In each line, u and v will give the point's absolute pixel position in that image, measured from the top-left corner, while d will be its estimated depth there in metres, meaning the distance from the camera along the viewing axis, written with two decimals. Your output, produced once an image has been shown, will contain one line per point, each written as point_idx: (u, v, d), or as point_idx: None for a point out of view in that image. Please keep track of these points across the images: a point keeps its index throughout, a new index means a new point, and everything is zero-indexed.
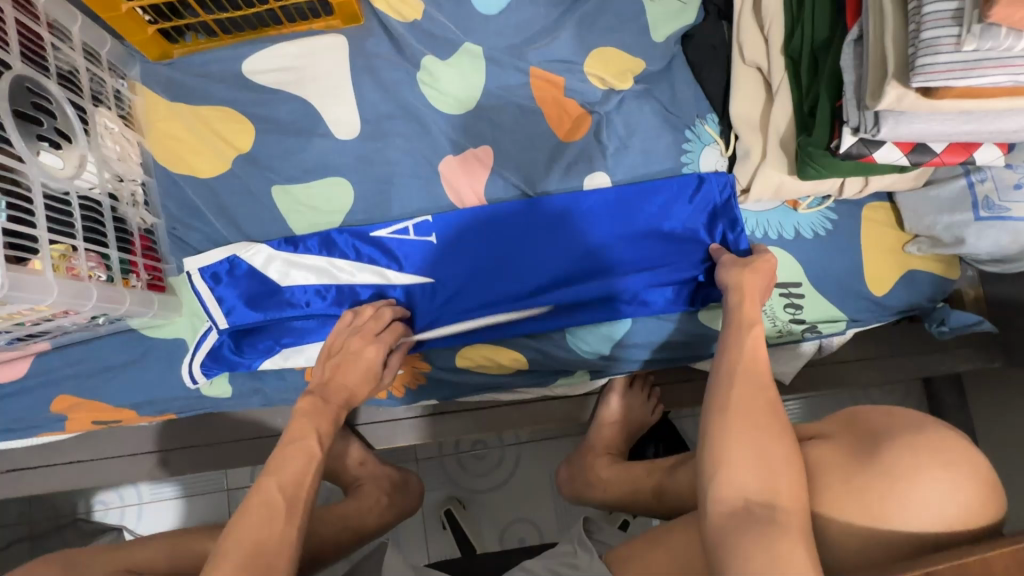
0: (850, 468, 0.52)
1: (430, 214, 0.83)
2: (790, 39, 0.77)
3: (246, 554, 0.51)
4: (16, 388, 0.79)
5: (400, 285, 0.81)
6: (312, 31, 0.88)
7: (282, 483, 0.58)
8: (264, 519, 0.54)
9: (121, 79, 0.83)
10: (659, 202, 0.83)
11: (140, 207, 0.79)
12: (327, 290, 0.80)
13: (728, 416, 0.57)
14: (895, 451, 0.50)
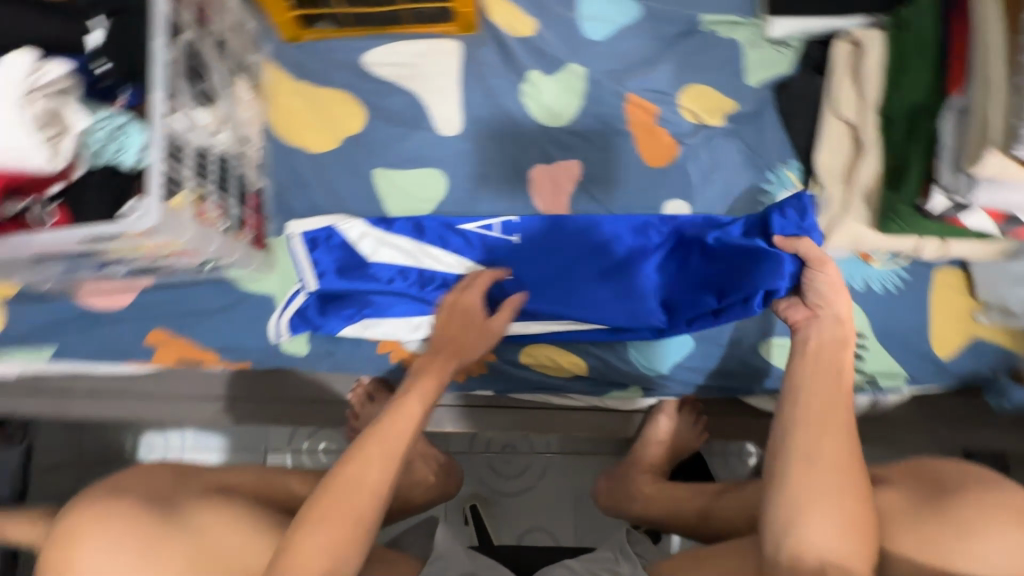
0: (918, 515, 0.59)
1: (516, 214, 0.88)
2: (887, 99, 0.81)
3: (355, 491, 0.58)
4: (119, 316, 0.86)
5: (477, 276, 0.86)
6: (431, 35, 0.94)
7: (387, 438, 0.62)
8: (370, 463, 0.60)
9: (258, 54, 0.91)
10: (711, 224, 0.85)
11: (256, 169, 0.86)
12: (409, 271, 0.86)
13: (819, 465, 0.61)
14: (963, 506, 0.57)
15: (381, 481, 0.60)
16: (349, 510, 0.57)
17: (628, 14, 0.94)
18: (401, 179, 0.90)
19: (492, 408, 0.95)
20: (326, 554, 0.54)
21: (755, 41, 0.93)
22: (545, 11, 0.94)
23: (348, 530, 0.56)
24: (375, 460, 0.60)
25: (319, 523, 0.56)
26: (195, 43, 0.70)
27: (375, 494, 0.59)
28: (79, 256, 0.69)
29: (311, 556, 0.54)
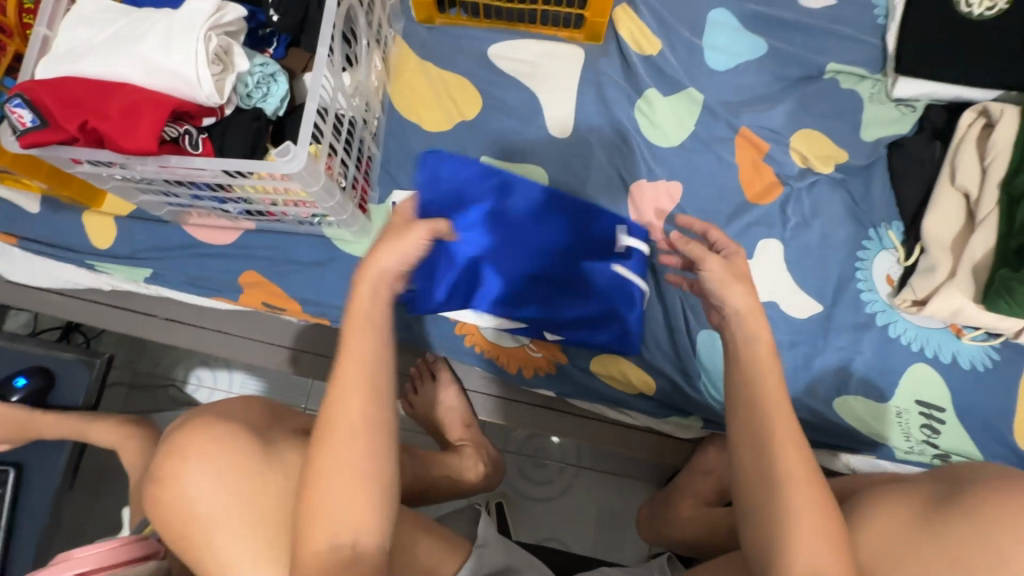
0: (940, 516, 0.54)
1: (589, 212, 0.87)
2: (1011, 177, 0.81)
3: (337, 479, 0.54)
4: (218, 252, 0.90)
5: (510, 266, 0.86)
6: (558, 37, 0.97)
7: (355, 373, 0.56)
8: (346, 455, 0.55)
9: (391, 29, 0.95)
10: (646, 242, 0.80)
11: (371, 137, 0.90)
12: None
13: (782, 486, 0.53)
14: (987, 503, 0.52)
15: (368, 419, 0.56)
16: (348, 451, 0.54)
17: (752, 52, 0.96)
18: (505, 171, 0.92)
19: (546, 410, 0.95)
20: (350, 506, 0.54)
21: (877, 97, 0.94)
22: (671, 35, 0.96)
23: (352, 466, 0.54)
24: (353, 399, 0.56)
25: (324, 465, 0.54)
26: (353, 9, 0.75)
27: (375, 425, 0.56)
28: (211, 186, 0.73)
29: (334, 501, 0.53)
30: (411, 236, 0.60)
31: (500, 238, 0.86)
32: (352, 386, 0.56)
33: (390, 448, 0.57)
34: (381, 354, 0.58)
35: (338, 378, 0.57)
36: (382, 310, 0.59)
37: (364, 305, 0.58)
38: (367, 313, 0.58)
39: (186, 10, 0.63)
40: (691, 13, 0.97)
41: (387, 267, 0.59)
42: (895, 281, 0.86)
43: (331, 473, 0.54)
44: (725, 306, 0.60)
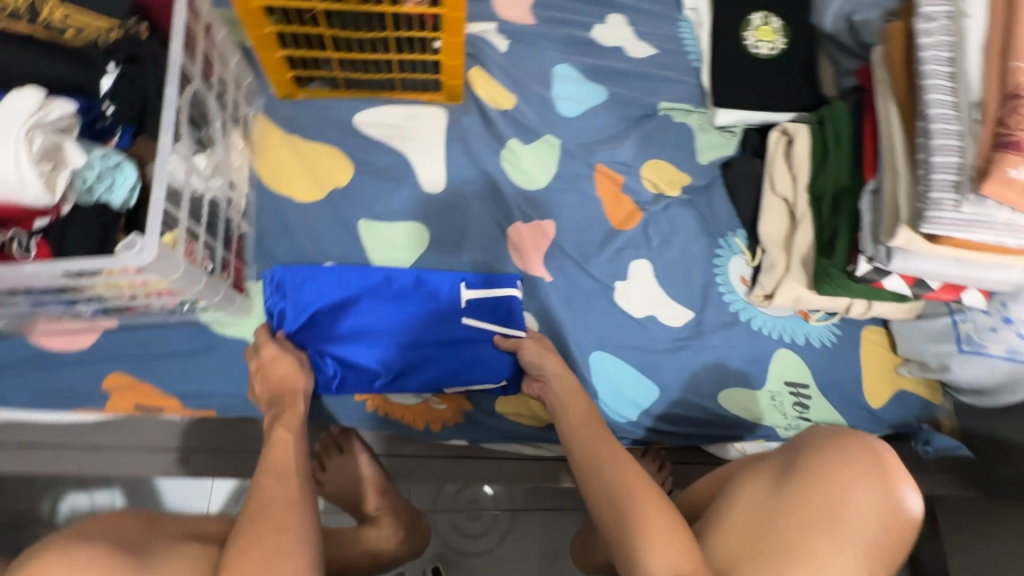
0: (784, 478, 0.64)
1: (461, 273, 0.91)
2: (814, 181, 0.95)
3: (270, 542, 0.59)
4: (74, 358, 0.81)
5: (387, 326, 0.88)
6: (419, 101, 1.03)
7: (280, 472, 0.68)
8: (274, 523, 0.61)
9: (250, 109, 0.96)
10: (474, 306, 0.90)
11: (239, 215, 0.88)
12: (388, 321, 0.88)
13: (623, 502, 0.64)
14: (819, 461, 0.63)
15: (301, 495, 0.66)
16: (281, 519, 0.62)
17: (596, 98, 1.08)
18: (385, 231, 0.94)
19: (464, 459, 0.94)
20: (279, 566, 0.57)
21: (704, 126, 1.09)
22: (523, 90, 1.06)
23: (286, 533, 0.61)
24: (281, 483, 0.67)
25: (255, 530, 0.60)
26: (200, 93, 0.75)
27: (300, 495, 0.66)
28: (54, 290, 0.67)
29: (270, 557, 0.57)
30: (303, 369, 0.81)
31: (373, 303, 0.88)
32: (279, 475, 0.68)
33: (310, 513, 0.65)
34: (301, 455, 0.72)
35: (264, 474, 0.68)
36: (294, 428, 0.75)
37: (285, 423, 0.75)
38: (293, 425, 0.75)
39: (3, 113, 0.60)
40: (538, 69, 1.08)
41: (305, 388, 0.81)
42: (748, 280, 0.98)
43: (264, 540, 0.59)
44: (543, 371, 0.83)
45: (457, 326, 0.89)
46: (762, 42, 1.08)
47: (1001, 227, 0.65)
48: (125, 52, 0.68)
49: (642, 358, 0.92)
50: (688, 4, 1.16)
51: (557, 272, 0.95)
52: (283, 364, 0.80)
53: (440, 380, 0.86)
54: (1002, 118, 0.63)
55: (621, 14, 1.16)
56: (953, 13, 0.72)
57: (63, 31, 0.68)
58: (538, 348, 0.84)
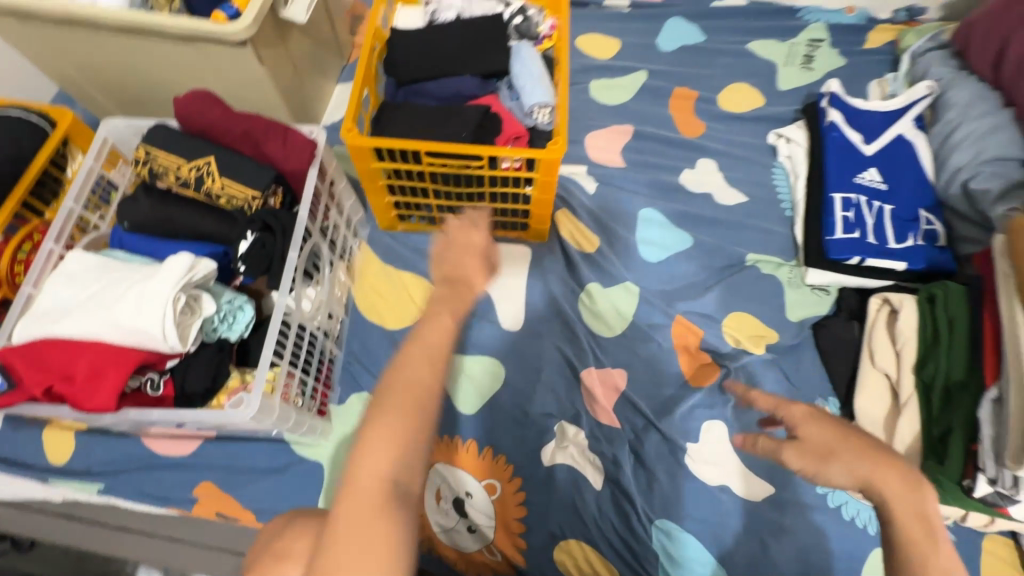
0: None
1: (864, 243, 0.98)
2: (922, 365, 0.85)
3: (375, 489, 0.58)
4: (174, 462, 0.90)
5: (859, 239, 0.98)
6: (507, 238, 1.08)
7: (379, 434, 0.60)
8: (383, 450, 0.60)
9: (356, 239, 1.05)
10: (904, 252, 0.97)
11: (334, 341, 0.95)
12: (862, 229, 0.99)
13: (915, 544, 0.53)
14: None
15: (388, 472, 0.59)
16: (392, 415, 0.61)
17: (681, 244, 1.08)
18: (460, 365, 0.97)
19: None
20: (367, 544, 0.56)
21: (794, 282, 1.04)
22: (607, 233, 1.09)
23: (415, 413, 0.63)
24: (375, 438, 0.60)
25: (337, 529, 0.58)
26: (316, 246, 0.86)
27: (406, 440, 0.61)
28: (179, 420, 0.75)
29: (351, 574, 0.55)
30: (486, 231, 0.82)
31: (891, 220, 1.00)
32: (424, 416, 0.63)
33: (407, 448, 0.61)
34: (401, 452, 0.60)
35: (384, 393, 0.63)
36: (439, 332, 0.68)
37: (419, 343, 0.68)
38: (446, 320, 0.71)
39: (164, 269, 0.69)
40: (623, 212, 1.11)
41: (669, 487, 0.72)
42: None
43: (387, 444, 0.60)
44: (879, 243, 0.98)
45: (857, 234, 0.99)
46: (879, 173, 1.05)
47: None
48: (260, 221, 0.77)
49: (713, 532, 0.86)
50: (783, 152, 1.16)
51: (627, 424, 0.93)
52: (475, 237, 0.80)
53: (863, 203, 1.02)
54: None
55: (712, 160, 1.18)
56: None
57: (217, 197, 0.79)
58: (813, 460, 0.59)
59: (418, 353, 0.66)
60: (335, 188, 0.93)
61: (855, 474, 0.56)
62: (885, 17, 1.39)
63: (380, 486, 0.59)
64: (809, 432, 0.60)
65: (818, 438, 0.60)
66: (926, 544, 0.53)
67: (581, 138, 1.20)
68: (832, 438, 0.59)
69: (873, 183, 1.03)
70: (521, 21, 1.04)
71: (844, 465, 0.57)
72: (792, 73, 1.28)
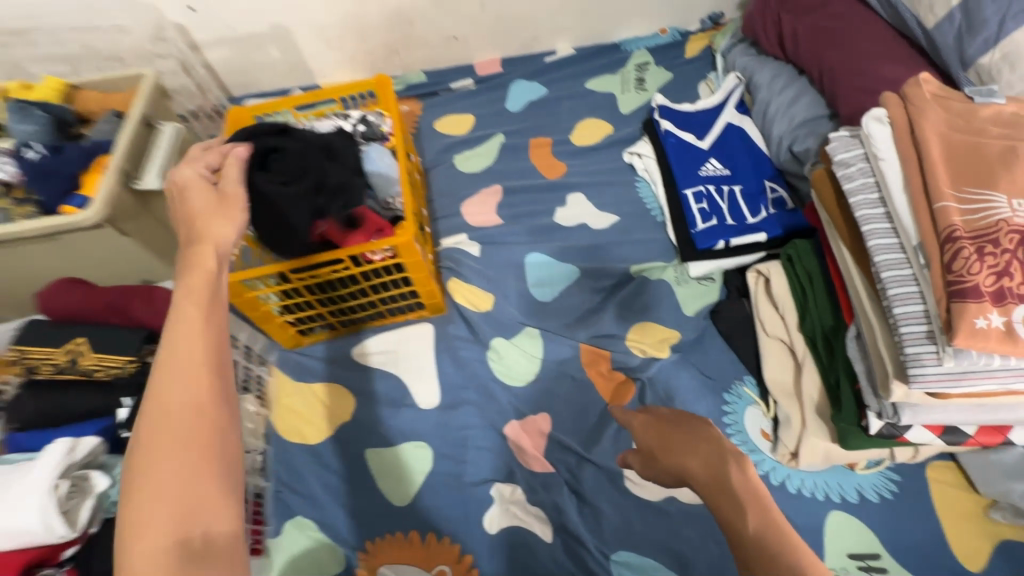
0: None
1: (722, 227, 1.05)
2: (803, 321, 0.89)
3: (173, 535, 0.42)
4: None
5: (717, 224, 1.06)
6: (409, 321, 1.12)
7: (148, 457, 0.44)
8: (176, 484, 0.43)
9: (264, 366, 1.07)
10: (759, 223, 1.04)
11: (257, 475, 0.94)
12: (717, 215, 1.07)
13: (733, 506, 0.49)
14: None
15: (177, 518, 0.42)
16: (171, 456, 0.44)
17: (570, 276, 1.13)
18: (388, 458, 0.97)
19: None
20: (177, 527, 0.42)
21: (681, 279, 1.08)
22: (500, 288, 1.13)
23: (200, 442, 0.45)
24: (159, 460, 0.44)
25: None
26: None
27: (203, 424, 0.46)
28: None
29: None
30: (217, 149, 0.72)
31: (742, 198, 1.08)
32: (217, 447, 0.45)
33: (188, 459, 0.44)
34: (186, 464, 0.44)
35: (142, 435, 0.45)
36: (199, 333, 0.49)
37: (164, 357, 0.48)
38: (197, 306, 0.51)
39: (37, 463, 0.69)
40: (511, 264, 1.17)
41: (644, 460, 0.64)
42: (770, 434, 0.90)
43: (166, 497, 0.43)
44: (738, 222, 1.05)
45: (715, 221, 1.06)
46: (722, 161, 1.14)
47: (1004, 375, 0.58)
48: (135, 382, 0.80)
49: (670, 550, 0.83)
50: (639, 167, 1.25)
51: (562, 466, 0.93)
52: (199, 198, 0.63)
53: (712, 192, 1.10)
54: (947, 261, 0.59)
55: (580, 192, 1.26)
56: (868, 155, 0.73)
57: (94, 372, 0.81)
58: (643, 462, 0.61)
59: (177, 371, 0.47)
60: None
61: (672, 472, 0.56)
62: (697, 27, 1.55)
63: (168, 555, 0.41)
64: (646, 437, 0.62)
65: (648, 436, 0.62)
66: (734, 512, 0.48)
67: (457, 208, 1.28)
68: (658, 431, 0.62)
69: (717, 171, 1.12)
70: (365, 127, 1.14)
71: (665, 465, 0.58)
72: (630, 97, 1.41)
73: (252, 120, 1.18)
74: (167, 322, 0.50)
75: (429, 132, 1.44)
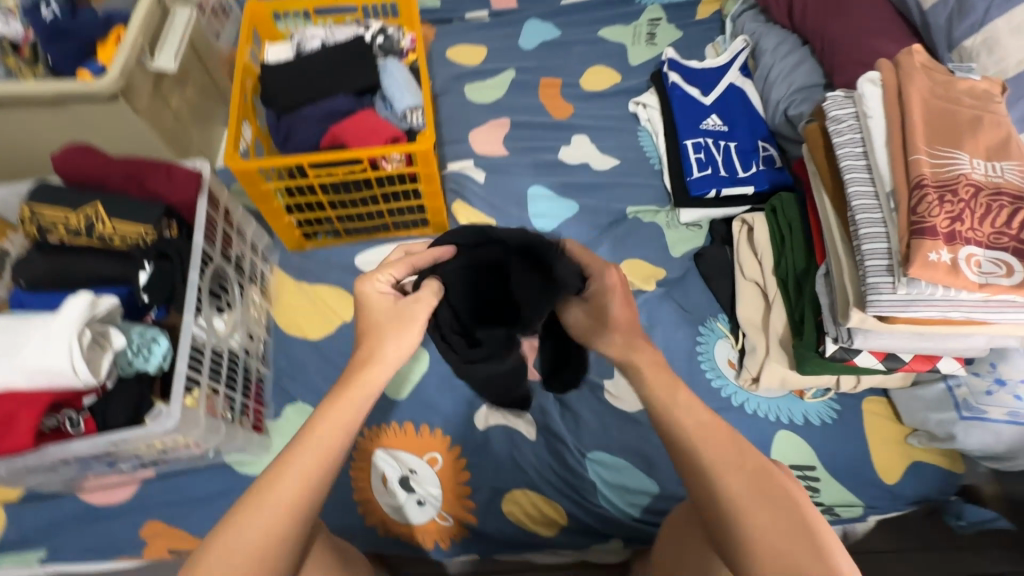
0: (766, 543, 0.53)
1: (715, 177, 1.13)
2: (778, 265, 0.99)
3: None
4: (117, 511, 0.90)
5: (711, 174, 1.14)
6: (412, 236, 1.16)
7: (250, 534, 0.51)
8: (252, 556, 0.51)
9: (267, 264, 1.10)
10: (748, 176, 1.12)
11: (259, 360, 0.99)
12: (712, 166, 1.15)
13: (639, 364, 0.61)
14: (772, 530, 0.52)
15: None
16: (246, 551, 0.51)
17: (569, 211, 1.19)
18: None
19: (479, 573, 0.96)
20: None
21: (672, 223, 1.17)
22: (502, 214, 1.18)
23: (282, 536, 0.52)
24: (252, 538, 0.51)
25: None
26: (219, 268, 0.90)
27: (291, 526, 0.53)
28: (101, 456, 0.77)
29: None
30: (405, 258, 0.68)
31: (736, 153, 1.16)
32: (285, 545, 0.52)
33: (274, 549, 0.52)
34: (267, 552, 0.52)
35: (222, 539, 0.51)
36: (321, 457, 0.55)
37: (305, 449, 0.56)
38: (326, 447, 0.56)
39: (62, 314, 0.70)
40: (514, 193, 1.22)
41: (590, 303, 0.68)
42: (735, 363, 1.00)
43: (243, 565, 0.50)
44: (730, 175, 1.13)
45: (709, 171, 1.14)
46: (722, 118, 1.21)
47: (945, 304, 0.68)
48: (155, 250, 0.81)
49: (640, 453, 0.94)
50: (643, 117, 1.31)
51: None
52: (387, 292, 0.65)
53: (710, 145, 1.17)
54: (913, 205, 0.69)
55: (584, 134, 1.31)
56: (858, 113, 0.82)
57: (112, 240, 0.82)
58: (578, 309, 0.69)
59: (272, 503, 0.53)
60: (233, 218, 0.97)
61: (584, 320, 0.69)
62: None
63: None
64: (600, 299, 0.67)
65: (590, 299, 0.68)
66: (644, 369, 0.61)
67: (463, 137, 1.31)
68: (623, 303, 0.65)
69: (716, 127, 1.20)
70: (383, 39, 1.14)
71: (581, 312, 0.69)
72: (639, 50, 1.45)
73: (268, 18, 1.16)
74: (314, 415, 0.58)
75: (440, 59, 1.44)
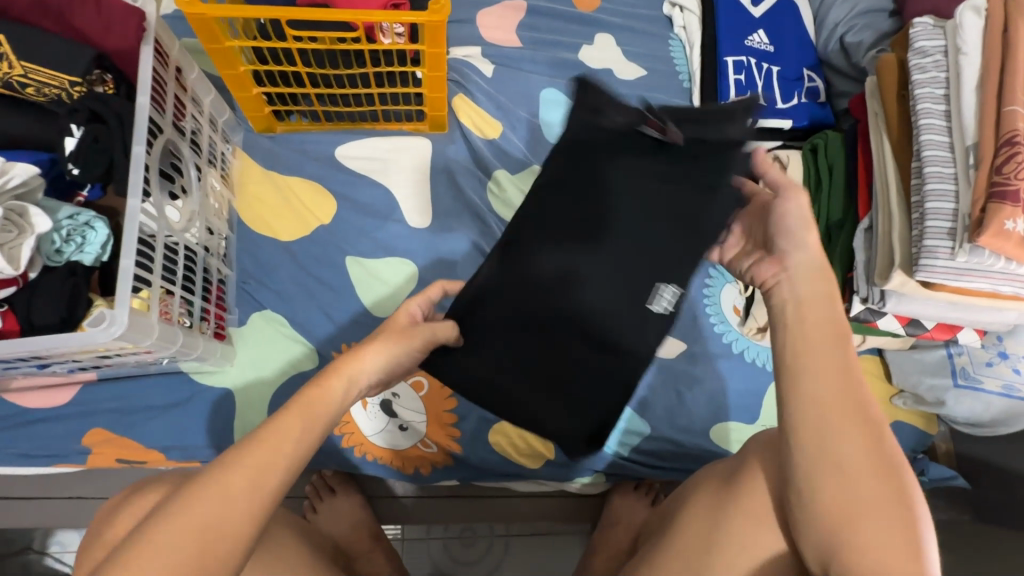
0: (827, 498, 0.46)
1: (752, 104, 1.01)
2: None
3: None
4: (51, 414, 0.80)
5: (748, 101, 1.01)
6: (403, 131, 1.00)
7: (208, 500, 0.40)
8: (201, 533, 0.39)
9: (228, 145, 0.92)
10: (787, 108, 1.01)
11: (220, 259, 0.86)
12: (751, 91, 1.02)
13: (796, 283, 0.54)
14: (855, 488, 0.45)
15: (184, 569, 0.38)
16: (193, 528, 0.39)
17: None
18: (369, 269, 0.91)
19: (452, 495, 0.93)
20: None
21: None
22: (509, 117, 1.03)
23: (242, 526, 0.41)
24: (211, 505, 0.40)
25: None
26: (172, 143, 0.73)
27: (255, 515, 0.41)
28: (26, 358, 0.64)
29: None
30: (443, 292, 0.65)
31: (777, 80, 1.03)
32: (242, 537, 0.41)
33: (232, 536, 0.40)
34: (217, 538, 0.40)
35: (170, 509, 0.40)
36: (300, 438, 0.45)
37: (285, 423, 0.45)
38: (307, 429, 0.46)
39: None
40: (524, 94, 1.05)
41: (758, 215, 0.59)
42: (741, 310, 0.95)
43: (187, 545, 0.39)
44: (769, 104, 1.01)
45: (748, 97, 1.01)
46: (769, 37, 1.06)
47: (995, 276, 0.65)
48: (86, 109, 0.64)
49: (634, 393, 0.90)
50: (678, 22, 1.13)
51: None
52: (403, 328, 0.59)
53: (751, 66, 1.04)
54: (998, 164, 0.61)
55: (609, 34, 1.13)
56: (948, 48, 0.71)
57: (23, 88, 0.64)
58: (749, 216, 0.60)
59: (241, 474, 0.42)
60: (185, 82, 0.78)
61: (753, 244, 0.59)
62: None
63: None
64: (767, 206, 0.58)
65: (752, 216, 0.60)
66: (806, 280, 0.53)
67: (470, 17, 1.10)
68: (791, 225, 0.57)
69: (761, 46, 1.05)
70: None
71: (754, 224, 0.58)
72: None
73: None
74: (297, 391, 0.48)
75: None
